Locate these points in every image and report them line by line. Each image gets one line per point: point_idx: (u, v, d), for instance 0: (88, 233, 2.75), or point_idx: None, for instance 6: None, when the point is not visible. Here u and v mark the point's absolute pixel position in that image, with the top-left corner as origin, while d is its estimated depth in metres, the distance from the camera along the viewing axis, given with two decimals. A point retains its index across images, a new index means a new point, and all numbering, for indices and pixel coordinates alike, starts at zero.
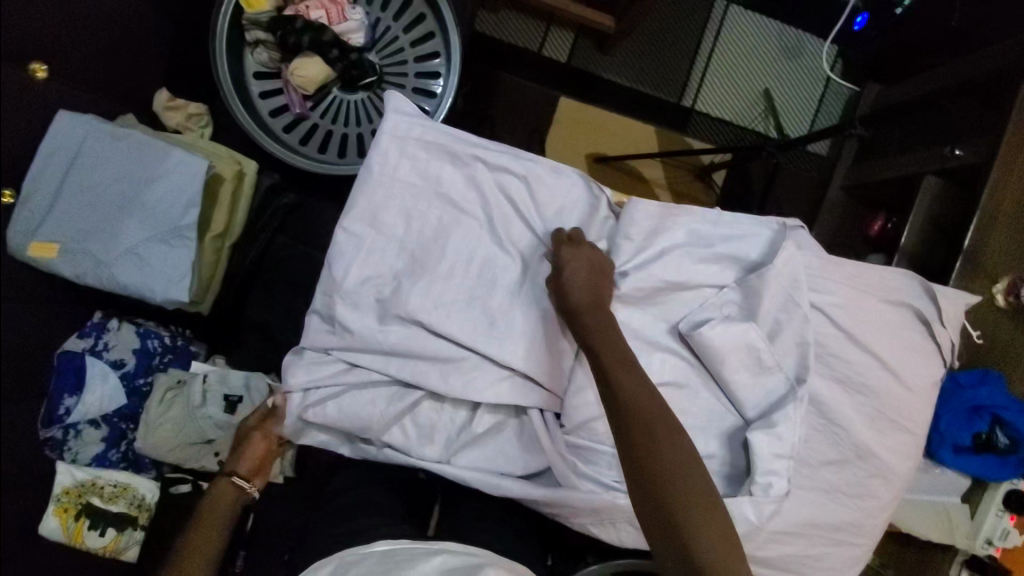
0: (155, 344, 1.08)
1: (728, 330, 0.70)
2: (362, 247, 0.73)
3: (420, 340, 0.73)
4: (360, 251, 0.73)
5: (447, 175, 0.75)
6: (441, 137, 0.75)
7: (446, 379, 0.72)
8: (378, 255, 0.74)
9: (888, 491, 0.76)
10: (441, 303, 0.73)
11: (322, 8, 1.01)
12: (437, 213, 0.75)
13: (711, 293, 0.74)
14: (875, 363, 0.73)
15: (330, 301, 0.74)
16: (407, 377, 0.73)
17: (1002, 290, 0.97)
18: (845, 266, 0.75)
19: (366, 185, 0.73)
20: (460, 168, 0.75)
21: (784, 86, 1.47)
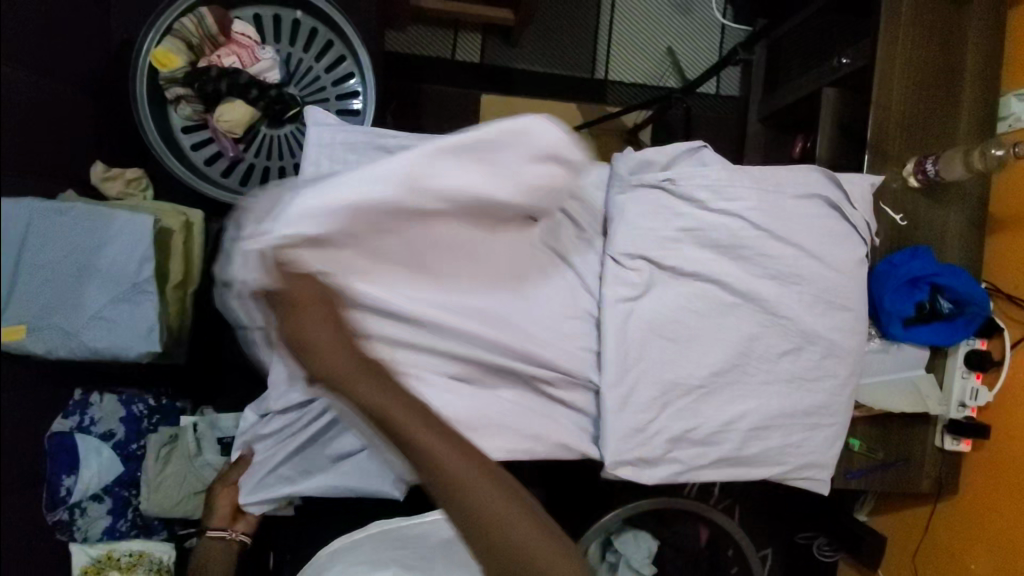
0: (141, 408, 1.09)
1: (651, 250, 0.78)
2: None
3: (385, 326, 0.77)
4: None
5: (378, 166, 0.79)
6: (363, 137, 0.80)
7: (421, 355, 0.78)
8: None
9: (844, 367, 0.83)
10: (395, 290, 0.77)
11: (233, 54, 1.06)
12: None
13: (638, 218, 0.77)
14: (800, 253, 0.79)
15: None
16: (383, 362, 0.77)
17: (912, 171, 1.05)
18: (749, 171, 0.79)
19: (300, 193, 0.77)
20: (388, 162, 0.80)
21: (685, 41, 1.57)
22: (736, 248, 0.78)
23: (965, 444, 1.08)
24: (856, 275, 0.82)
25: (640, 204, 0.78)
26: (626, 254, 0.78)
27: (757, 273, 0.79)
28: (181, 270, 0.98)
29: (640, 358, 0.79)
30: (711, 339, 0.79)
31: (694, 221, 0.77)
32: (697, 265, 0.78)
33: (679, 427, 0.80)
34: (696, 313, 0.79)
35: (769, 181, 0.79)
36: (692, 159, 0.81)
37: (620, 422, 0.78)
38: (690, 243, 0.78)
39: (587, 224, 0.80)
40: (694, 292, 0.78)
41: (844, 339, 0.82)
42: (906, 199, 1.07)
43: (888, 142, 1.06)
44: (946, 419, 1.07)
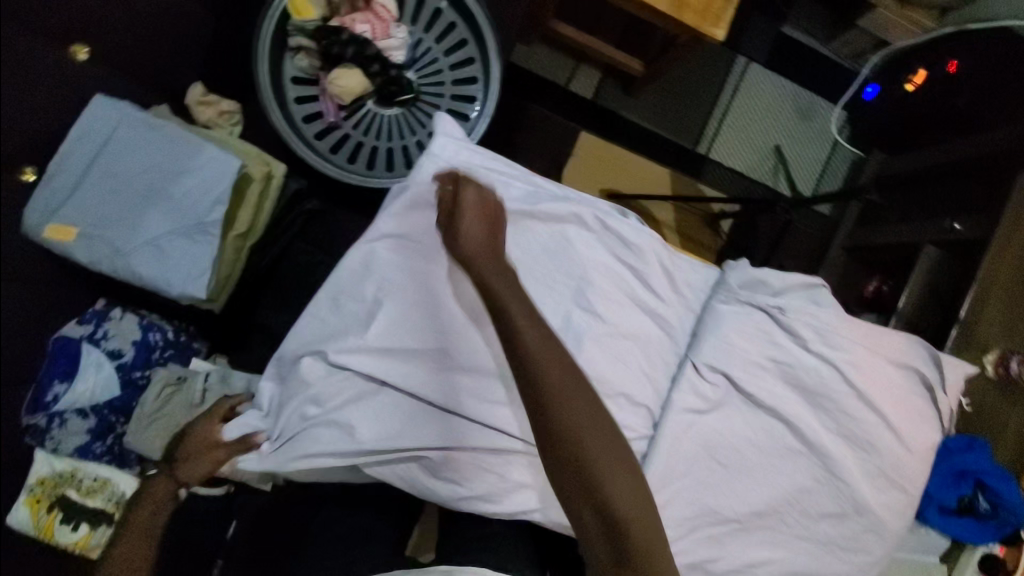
0: (156, 337, 1.03)
1: (736, 367, 0.74)
2: (392, 255, 0.73)
3: (444, 359, 0.71)
4: (389, 259, 0.72)
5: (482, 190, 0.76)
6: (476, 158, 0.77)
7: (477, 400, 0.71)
8: (408, 265, 0.72)
9: (882, 549, 0.78)
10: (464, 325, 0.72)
11: (368, 22, 1.02)
12: None
13: (734, 340, 0.74)
14: (878, 422, 0.76)
15: (352, 313, 0.72)
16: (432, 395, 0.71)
17: (992, 361, 1.02)
18: (860, 325, 0.76)
19: (406, 197, 0.73)
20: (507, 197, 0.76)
21: (795, 145, 1.55)
22: (816, 396, 0.75)
23: None
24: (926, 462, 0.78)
25: (740, 321, 0.74)
26: (707, 365, 0.74)
27: (828, 425, 0.75)
28: (249, 221, 0.93)
29: (685, 475, 0.74)
30: (761, 477, 0.75)
31: (791, 356, 0.74)
32: (775, 400, 0.74)
33: (700, 556, 0.75)
34: (755, 444, 0.75)
35: (874, 341, 0.76)
36: (806, 295, 0.77)
37: None
38: (776, 377, 0.74)
39: (675, 320, 0.76)
40: (757, 424, 0.75)
41: (893, 523, 0.77)
42: (979, 387, 1.04)
43: (978, 323, 1.04)
44: None
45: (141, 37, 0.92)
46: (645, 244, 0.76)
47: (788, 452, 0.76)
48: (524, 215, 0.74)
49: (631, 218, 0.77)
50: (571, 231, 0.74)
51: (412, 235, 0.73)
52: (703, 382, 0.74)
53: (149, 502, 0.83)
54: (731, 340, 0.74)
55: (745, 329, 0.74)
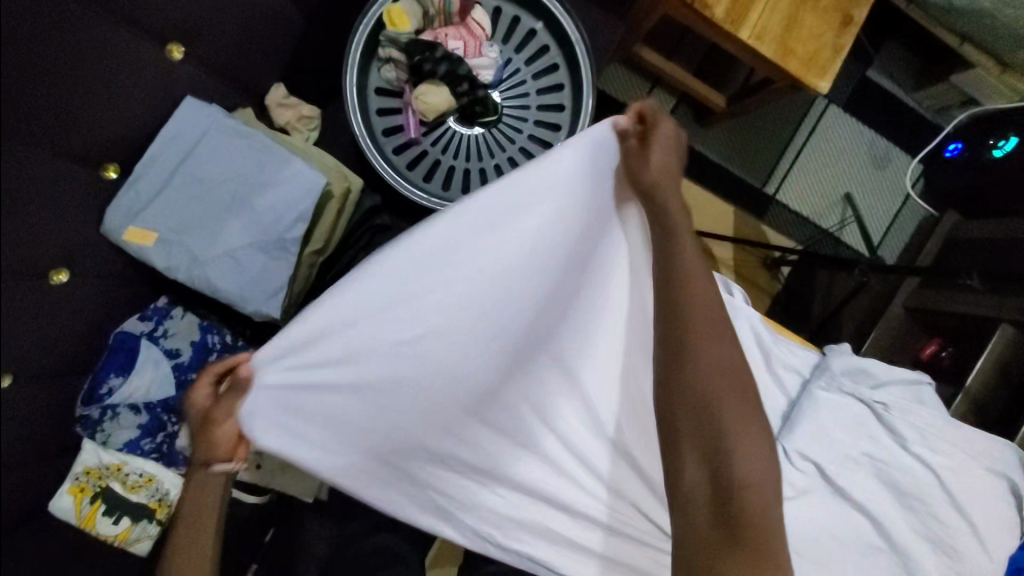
0: (215, 341, 1.03)
1: (833, 458, 0.72)
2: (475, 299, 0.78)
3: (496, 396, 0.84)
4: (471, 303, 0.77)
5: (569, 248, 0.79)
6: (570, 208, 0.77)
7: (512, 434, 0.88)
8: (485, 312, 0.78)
9: None
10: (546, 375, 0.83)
11: (461, 39, 0.99)
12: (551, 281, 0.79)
13: (832, 430, 0.72)
14: (973, 536, 0.71)
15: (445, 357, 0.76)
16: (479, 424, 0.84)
17: None
18: (961, 429, 0.73)
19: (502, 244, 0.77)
20: (604, 262, 0.78)
21: (866, 196, 1.50)
22: (907, 496, 0.72)
23: None
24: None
25: (838, 412, 0.72)
26: (797, 452, 0.72)
27: (918, 532, 0.72)
28: (323, 239, 0.91)
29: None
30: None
31: (886, 454, 0.72)
32: (863, 497, 0.72)
33: None
34: (840, 543, 0.71)
35: (972, 451, 0.73)
36: (907, 396, 0.75)
37: None
38: (866, 472, 0.72)
39: (766, 400, 0.74)
40: (842, 520, 0.72)
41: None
42: None
43: None
44: None
45: (232, 35, 0.89)
46: (744, 322, 0.75)
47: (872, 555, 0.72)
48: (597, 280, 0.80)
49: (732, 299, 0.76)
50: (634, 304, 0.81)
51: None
52: (796, 471, 0.72)
53: (195, 494, 0.76)
54: (828, 429, 0.73)
55: (843, 420, 0.71)
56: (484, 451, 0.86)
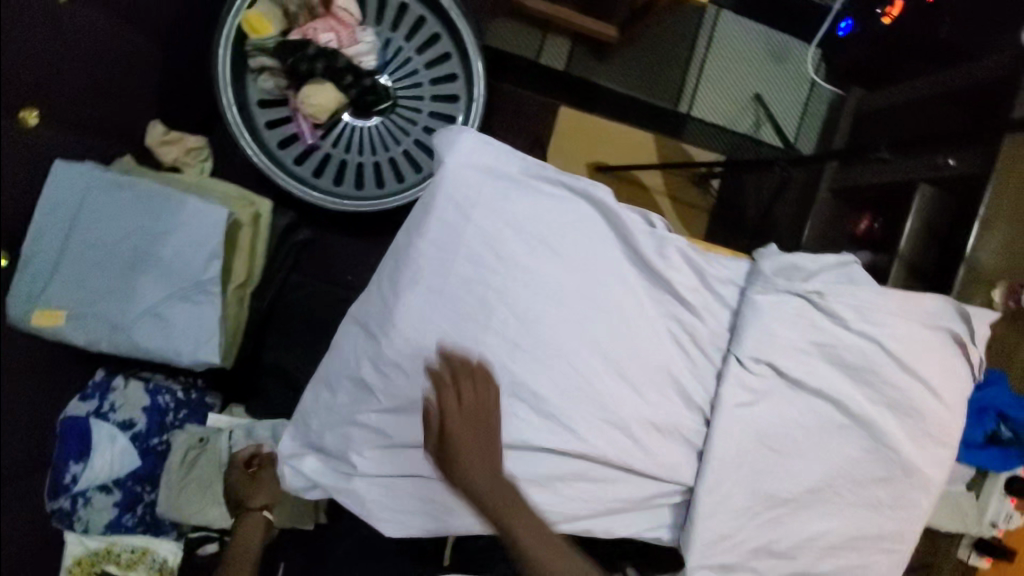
0: (167, 400, 0.99)
1: (785, 356, 0.74)
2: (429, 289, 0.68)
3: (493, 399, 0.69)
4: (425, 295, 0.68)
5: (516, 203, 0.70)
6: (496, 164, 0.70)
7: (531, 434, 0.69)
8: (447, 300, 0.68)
9: (927, 500, 0.82)
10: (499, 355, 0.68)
11: (332, 30, 0.94)
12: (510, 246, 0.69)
13: (778, 329, 0.73)
14: (920, 389, 0.77)
15: (396, 350, 0.68)
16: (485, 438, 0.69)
17: (1002, 294, 1.03)
18: (898, 296, 0.75)
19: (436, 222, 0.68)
20: (555, 210, 0.70)
21: (775, 93, 1.52)
22: (859, 370, 0.75)
23: (986, 561, 1.09)
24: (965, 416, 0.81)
25: (777, 308, 0.73)
26: (751, 358, 0.73)
27: (871, 396, 0.76)
28: (245, 270, 0.88)
29: (741, 466, 0.75)
30: (813, 455, 0.77)
31: (831, 335, 0.74)
32: (819, 380, 0.75)
33: (764, 537, 0.77)
34: (805, 427, 0.76)
35: (909, 309, 0.76)
36: (840, 272, 0.75)
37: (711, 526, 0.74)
38: (815, 356, 0.75)
39: (710, 315, 0.75)
40: (802, 405, 0.76)
41: (936, 476, 0.81)
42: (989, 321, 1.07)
43: (983, 259, 1.05)
44: (975, 536, 1.09)
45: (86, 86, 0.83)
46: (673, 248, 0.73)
47: (834, 428, 0.77)
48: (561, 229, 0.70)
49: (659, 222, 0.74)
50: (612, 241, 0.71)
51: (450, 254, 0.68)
52: (753, 376, 0.74)
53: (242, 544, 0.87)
54: (776, 330, 0.73)
55: (779, 313, 0.73)
56: None
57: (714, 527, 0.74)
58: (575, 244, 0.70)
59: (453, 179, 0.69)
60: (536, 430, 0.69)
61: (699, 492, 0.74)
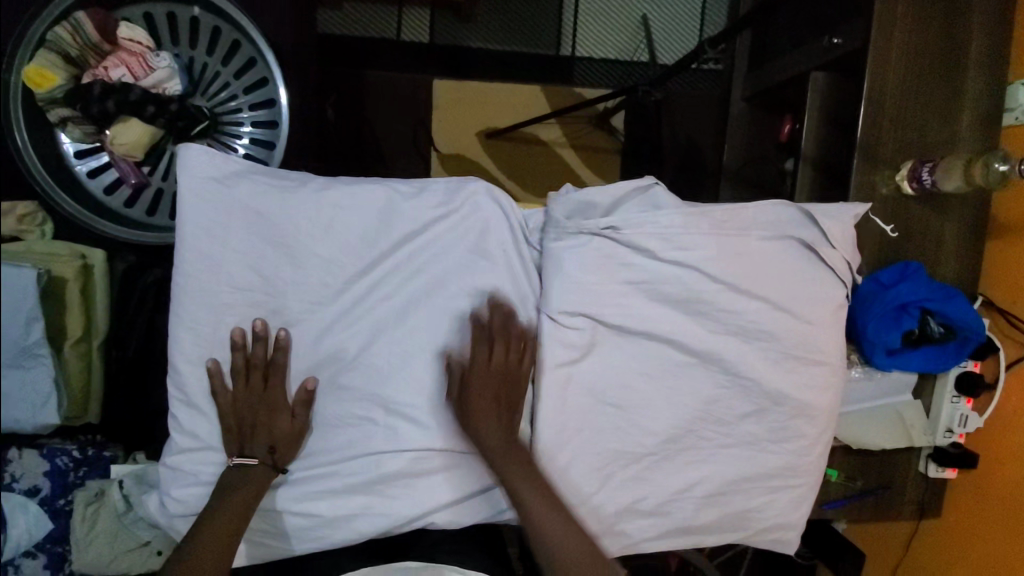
0: (65, 460, 1.00)
1: (601, 301, 0.67)
2: (195, 317, 0.67)
3: (288, 409, 0.68)
4: (192, 326, 0.67)
5: (260, 209, 0.67)
6: (232, 175, 0.67)
7: (334, 435, 0.69)
8: (216, 323, 0.68)
9: (814, 426, 0.74)
10: (277, 361, 0.68)
11: (122, 64, 0.91)
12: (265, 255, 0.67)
13: (584, 277, 0.66)
14: (767, 308, 0.69)
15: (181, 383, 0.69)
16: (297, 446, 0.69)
17: (905, 178, 0.92)
18: (714, 214, 0.68)
19: (183, 251, 0.67)
20: (302, 207, 0.67)
21: (662, 10, 1.40)
22: (689, 303, 0.68)
23: (950, 471, 1.02)
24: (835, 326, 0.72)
25: (574, 252, 0.66)
26: (561, 315, 0.67)
27: (712, 328, 0.69)
28: (82, 323, 0.88)
29: (580, 430, 0.70)
30: (661, 403, 0.71)
31: (639, 269, 0.67)
32: (646, 322, 0.68)
33: (627, 499, 0.72)
34: (643, 375, 0.70)
35: (727, 219, 0.68)
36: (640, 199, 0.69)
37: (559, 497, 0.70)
38: (634, 297, 0.68)
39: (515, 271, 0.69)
40: (633, 351, 0.70)
41: (816, 399, 0.73)
42: (900, 207, 0.95)
43: (881, 144, 0.93)
44: (931, 446, 1.00)
45: None
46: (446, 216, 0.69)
47: (676, 370, 0.70)
48: (314, 223, 0.67)
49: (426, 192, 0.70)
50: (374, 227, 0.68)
51: (210, 273, 0.67)
52: (573, 332, 0.68)
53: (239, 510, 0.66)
54: (582, 279, 0.66)
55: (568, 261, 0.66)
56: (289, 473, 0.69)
57: (562, 497, 0.70)
58: (334, 235, 0.68)
59: (191, 198, 0.66)
60: (338, 429, 0.69)
61: (537, 466, 0.69)
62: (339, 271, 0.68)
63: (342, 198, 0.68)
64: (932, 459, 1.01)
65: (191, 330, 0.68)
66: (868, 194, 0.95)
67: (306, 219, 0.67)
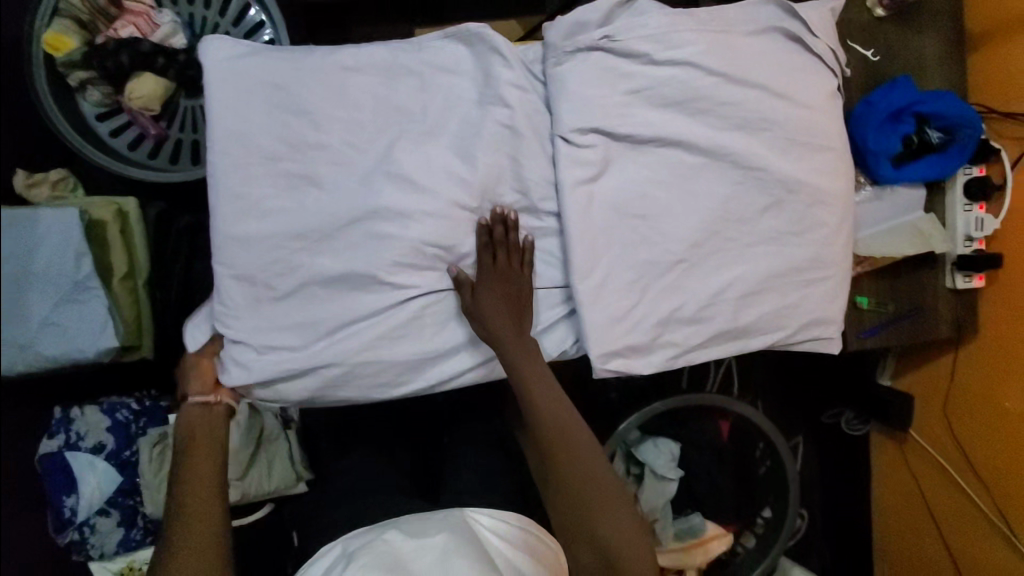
0: (125, 414, 1.04)
1: (612, 107, 0.72)
2: (232, 193, 0.69)
3: (338, 269, 0.70)
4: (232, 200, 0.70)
5: (286, 82, 0.71)
6: (253, 56, 0.71)
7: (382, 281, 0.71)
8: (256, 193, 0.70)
9: (831, 213, 0.78)
10: (321, 221, 0.70)
11: (129, 23, 0.98)
12: (294, 122, 0.71)
13: (595, 90, 0.72)
14: (765, 96, 0.74)
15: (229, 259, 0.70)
16: (349, 304, 0.71)
17: (875, 1, 0.99)
18: (701, 16, 0.73)
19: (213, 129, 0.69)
20: (325, 74, 0.72)
21: None
22: (690, 102, 0.73)
23: (977, 280, 1.04)
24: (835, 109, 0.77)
25: (579, 69, 0.72)
26: (576, 131, 0.72)
27: (716, 126, 0.74)
28: (126, 262, 0.92)
29: (611, 241, 0.74)
30: (681, 207, 0.75)
31: (640, 77, 0.72)
32: (655, 128, 0.73)
33: (665, 307, 0.75)
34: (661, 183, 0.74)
35: (715, 20, 0.74)
36: (627, 12, 0.74)
37: (598, 308, 0.73)
38: (639, 105, 0.73)
39: (528, 104, 0.74)
40: (647, 162, 0.74)
41: (828, 185, 0.77)
42: (877, 31, 1.00)
43: None
44: (953, 257, 1.03)
45: None
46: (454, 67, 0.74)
47: (690, 174, 0.75)
48: (344, 85, 0.72)
49: (434, 44, 0.75)
50: (398, 84, 0.73)
51: (243, 146, 0.70)
52: (595, 145, 0.73)
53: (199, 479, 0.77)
54: (592, 92, 0.72)
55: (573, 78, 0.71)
56: (348, 333, 0.71)
57: (605, 310, 0.74)
58: (359, 96, 0.72)
59: (218, 80, 0.70)
60: (392, 278, 0.71)
61: (577, 282, 0.73)
62: (362, 128, 0.72)
63: (362, 61, 0.73)
64: (958, 270, 1.03)
65: (219, 196, 0.70)
66: (843, 23, 0.99)
67: (332, 85, 0.72)
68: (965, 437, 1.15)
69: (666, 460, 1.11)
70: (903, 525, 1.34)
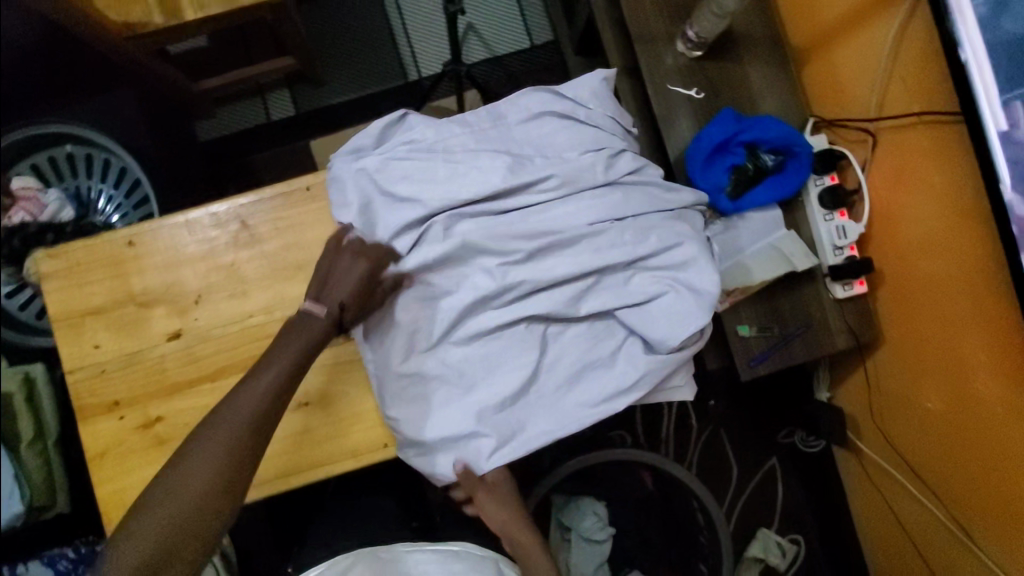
0: (65, 563, 1.09)
1: (397, 213, 0.75)
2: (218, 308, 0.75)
3: (188, 412, 0.77)
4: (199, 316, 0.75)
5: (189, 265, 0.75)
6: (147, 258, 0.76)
7: None
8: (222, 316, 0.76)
9: (642, 272, 0.78)
10: (161, 368, 0.77)
11: (19, 207, 1.07)
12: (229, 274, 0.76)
13: (383, 203, 0.76)
14: (545, 178, 0.77)
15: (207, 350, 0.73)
16: None
17: (682, 45, 1.01)
18: (465, 119, 0.79)
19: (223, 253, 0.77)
20: (171, 261, 0.79)
21: (482, 13, 1.55)
22: (477, 195, 0.75)
23: (858, 285, 1.01)
24: (625, 170, 0.80)
25: (361, 192, 0.76)
26: (366, 249, 0.74)
27: (508, 211, 0.76)
28: (32, 426, 0.99)
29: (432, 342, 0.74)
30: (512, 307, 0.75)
31: (419, 186, 0.75)
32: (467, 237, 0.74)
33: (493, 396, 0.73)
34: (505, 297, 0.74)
35: (485, 122, 0.80)
36: (397, 131, 0.80)
37: (425, 409, 0.74)
38: (438, 215, 0.75)
39: (327, 236, 0.80)
40: (461, 271, 0.75)
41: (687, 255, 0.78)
42: (695, 71, 1.02)
43: (650, 27, 1.02)
44: (826, 268, 1.01)
45: None
46: (251, 214, 0.80)
47: (498, 263, 0.74)
48: (165, 255, 0.79)
49: (221, 205, 0.80)
50: (211, 242, 0.79)
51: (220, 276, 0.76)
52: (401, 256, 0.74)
53: None
54: (380, 205, 0.76)
55: (369, 213, 0.76)
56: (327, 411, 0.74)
57: (428, 412, 0.74)
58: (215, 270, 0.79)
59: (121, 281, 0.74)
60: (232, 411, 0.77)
61: (399, 384, 0.75)
62: (185, 284, 0.79)
63: (169, 232, 0.79)
64: (833, 280, 1.00)
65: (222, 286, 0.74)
66: (659, 69, 1.02)
67: (161, 267, 0.79)
68: (909, 447, 1.09)
69: (595, 522, 1.09)
70: (891, 545, 1.24)
